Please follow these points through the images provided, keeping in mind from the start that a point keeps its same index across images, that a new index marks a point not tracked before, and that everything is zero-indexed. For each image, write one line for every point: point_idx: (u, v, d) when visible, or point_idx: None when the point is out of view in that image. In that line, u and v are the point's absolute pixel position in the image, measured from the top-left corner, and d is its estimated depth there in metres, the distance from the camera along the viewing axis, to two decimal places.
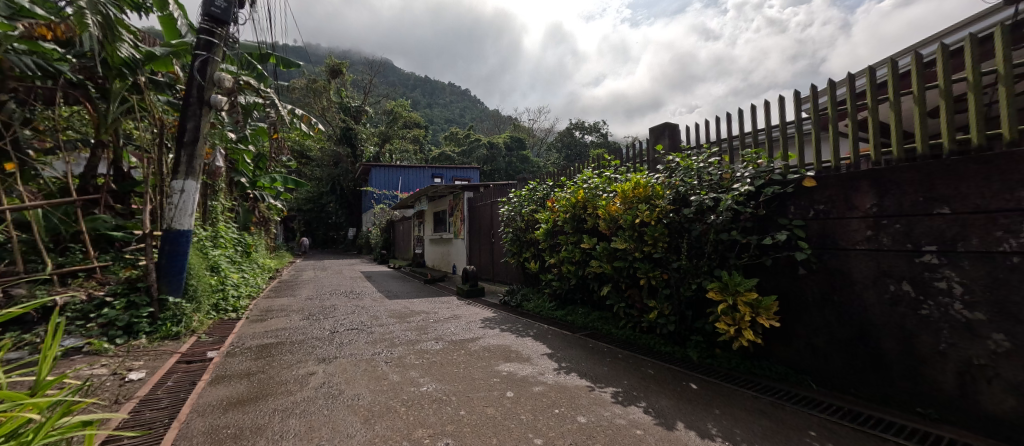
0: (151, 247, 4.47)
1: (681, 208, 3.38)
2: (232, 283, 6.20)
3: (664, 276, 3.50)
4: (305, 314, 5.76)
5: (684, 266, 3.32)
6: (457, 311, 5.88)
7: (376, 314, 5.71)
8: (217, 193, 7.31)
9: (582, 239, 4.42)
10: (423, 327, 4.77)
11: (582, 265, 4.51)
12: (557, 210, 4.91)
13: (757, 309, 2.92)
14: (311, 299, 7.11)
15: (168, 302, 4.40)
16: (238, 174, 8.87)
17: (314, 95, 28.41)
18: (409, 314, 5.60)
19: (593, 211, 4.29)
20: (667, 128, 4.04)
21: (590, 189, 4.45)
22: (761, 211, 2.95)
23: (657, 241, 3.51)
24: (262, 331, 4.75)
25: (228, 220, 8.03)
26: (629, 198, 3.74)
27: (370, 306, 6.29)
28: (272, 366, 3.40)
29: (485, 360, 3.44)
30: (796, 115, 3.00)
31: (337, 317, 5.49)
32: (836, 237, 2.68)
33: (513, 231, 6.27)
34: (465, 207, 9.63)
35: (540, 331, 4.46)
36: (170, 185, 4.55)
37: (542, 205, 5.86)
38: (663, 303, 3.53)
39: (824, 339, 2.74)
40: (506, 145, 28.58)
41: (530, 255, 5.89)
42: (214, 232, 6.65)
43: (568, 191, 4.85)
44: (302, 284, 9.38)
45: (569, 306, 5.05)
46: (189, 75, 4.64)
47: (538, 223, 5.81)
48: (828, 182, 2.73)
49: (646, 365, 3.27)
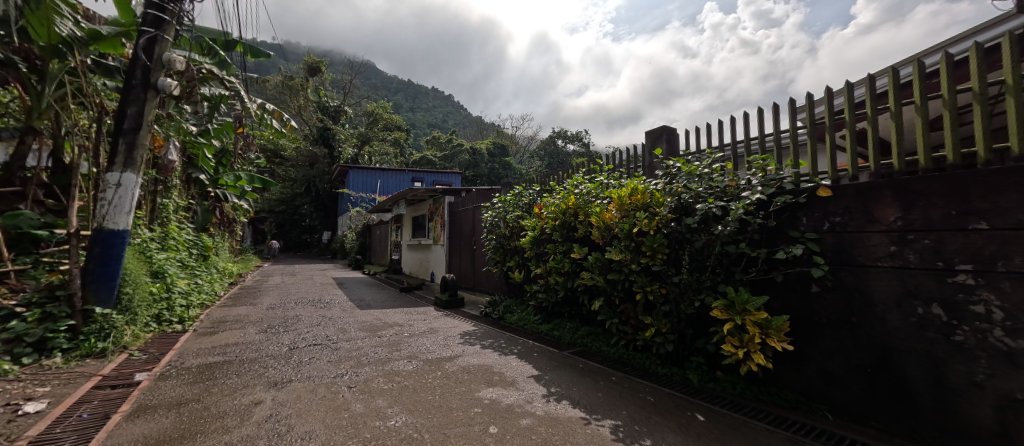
0: (78, 249, 3.85)
1: (683, 217, 3.11)
2: (180, 291, 5.54)
3: (663, 291, 3.21)
4: (264, 326, 5.18)
5: (685, 280, 3.04)
6: (434, 323, 5.44)
7: (345, 326, 5.20)
8: (170, 190, 6.63)
9: (572, 248, 4.11)
10: (396, 343, 4.31)
11: (571, 277, 4.18)
12: (546, 216, 4.58)
13: (767, 330, 2.65)
14: (273, 308, 6.49)
15: (95, 314, 3.77)
16: (198, 171, 8.16)
17: (291, 93, 27.37)
18: (381, 327, 5.12)
19: (585, 218, 3.97)
20: (665, 132, 3.79)
21: (582, 195, 4.15)
22: (771, 222, 2.71)
23: (656, 252, 3.21)
24: (209, 346, 4.17)
25: (183, 220, 7.31)
26: (625, 205, 3.45)
27: (338, 318, 5.76)
28: (212, 393, 2.88)
29: (465, 384, 3.03)
30: (808, 120, 2.79)
31: (299, 330, 4.94)
32: (854, 253, 2.44)
33: (496, 239, 5.90)
34: (445, 212, 9.19)
35: (525, 349, 4.08)
36: (104, 177, 3.94)
37: (528, 211, 5.53)
38: (661, 321, 3.23)
39: (839, 364, 2.49)
40: (489, 152, 28.31)
41: (514, 265, 5.53)
42: (162, 234, 5.98)
43: (558, 197, 4.53)
44: (266, 292, 8.67)
45: (556, 319, 4.72)
46: (132, 54, 4.07)
47: (523, 231, 5.47)
48: (845, 192, 2.49)
49: (644, 391, 2.95)
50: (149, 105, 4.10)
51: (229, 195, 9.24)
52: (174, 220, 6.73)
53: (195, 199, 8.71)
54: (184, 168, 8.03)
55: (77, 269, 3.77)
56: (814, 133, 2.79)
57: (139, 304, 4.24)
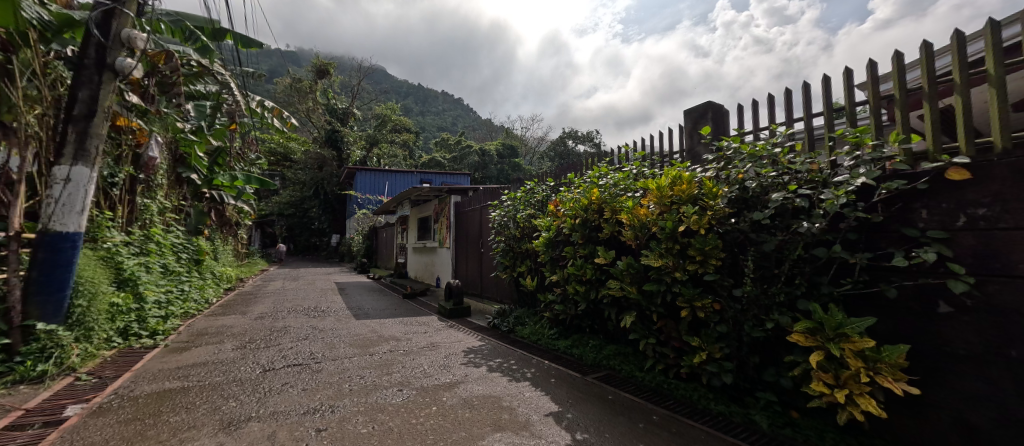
0: (17, 255, 3.30)
1: (745, 212, 2.41)
2: (156, 300, 5.00)
3: (717, 307, 2.51)
4: (245, 340, 4.60)
5: (751, 294, 2.33)
6: (436, 337, 4.81)
7: (335, 340, 4.60)
8: (157, 190, 6.16)
9: (596, 251, 3.42)
10: (389, 363, 3.68)
11: (595, 286, 3.49)
12: (563, 215, 3.90)
13: (874, 363, 1.94)
14: (262, 318, 5.94)
15: (37, 331, 3.22)
16: (189, 170, 7.69)
17: (301, 96, 27.40)
18: (375, 342, 4.51)
19: (612, 216, 3.27)
20: (711, 109, 3.09)
21: (606, 188, 3.47)
22: (877, 216, 1.99)
23: (708, 257, 2.51)
24: (173, 367, 3.60)
25: (172, 222, 6.85)
26: (665, 199, 2.73)
27: (330, 329, 5.16)
28: (147, 436, 2.28)
29: (465, 427, 2.37)
30: (923, 78, 2.05)
31: (281, 345, 4.35)
32: (1011, 259, 1.69)
33: (506, 241, 5.24)
34: (451, 213, 8.59)
35: (540, 373, 3.40)
36: (51, 172, 3.39)
37: (541, 210, 4.89)
38: (715, 345, 2.53)
39: (990, 417, 1.74)
40: (498, 153, 27.86)
41: (525, 271, 4.87)
42: (140, 236, 5.45)
43: (577, 191, 3.86)
44: (262, 298, 8.16)
45: (575, 335, 4.05)
46: (85, 30, 3.54)
47: (535, 231, 4.82)
48: (994, 172, 1.75)
49: (699, 439, 2.24)
50: (105, 89, 3.57)
51: (225, 196, 8.79)
52: (159, 222, 6.23)
53: (188, 199, 8.28)
54: (174, 167, 7.57)
55: (15, 278, 3.22)
56: (932, 96, 2.04)
57: (96, 318, 3.70)
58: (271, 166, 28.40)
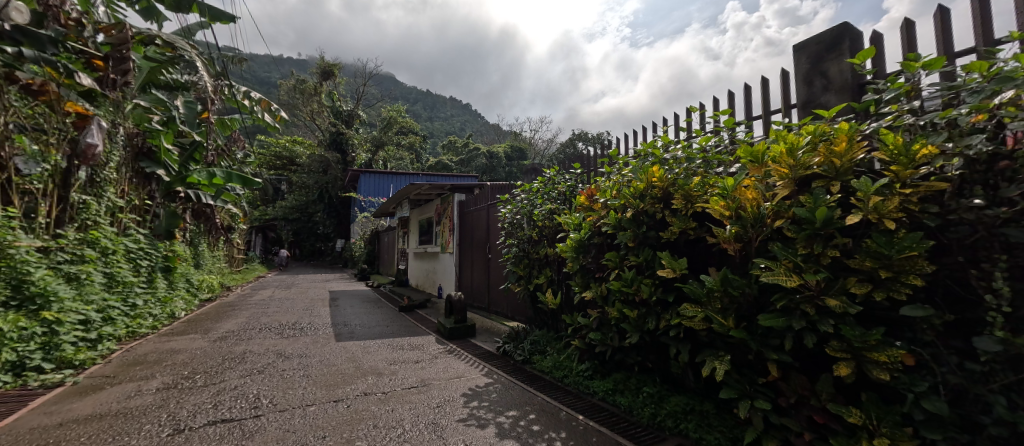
0: None
1: (986, 188, 1.27)
2: (81, 319, 3.98)
3: (914, 362, 1.36)
4: (182, 374, 3.54)
5: (1014, 345, 1.17)
6: (429, 369, 3.72)
7: (297, 375, 3.52)
8: (107, 187, 5.22)
9: (657, 258, 2.31)
10: (357, 420, 2.58)
11: (656, 312, 2.35)
12: (603, 208, 2.78)
13: None
14: (224, 339, 4.90)
15: None
16: (155, 166, 6.69)
17: (303, 97, 26.73)
18: (350, 378, 3.42)
19: (688, 205, 2.13)
20: (848, 33, 1.98)
21: (672, 165, 2.35)
22: None
23: (899, 273, 1.36)
24: (50, 426, 2.52)
25: (130, 225, 5.91)
26: (800, 173, 1.58)
27: (298, 357, 4.09)
28: None
29: None
30: None
31: (223, 384, 3.25)
32: None
33: (519, 245, 4.18)
34: (454, 213, 7.53)
35: (576, 442, 2.26)
36: None
37: (564, 206, 3.82)
38: (907, 431, 1.38)
39: None
40: (506, 155, 26.91)
41: (544, 283, 3.78)
42: (72, 239, 4.45)
43: (623, 173, 2.75)
44: (238, 311, 7.12)
45: (617, 374, 2.92)
46: None
47: (557, 232, 3.75)
48: None
49: None
50: None
51: (203, 196, 7.79)
52: (108, 224, 5.24)
53: (159, 199, 7.32)
54: (136, 160, 6.58)
55: None
56: None
57: None
58: (274, 170, 27.73)
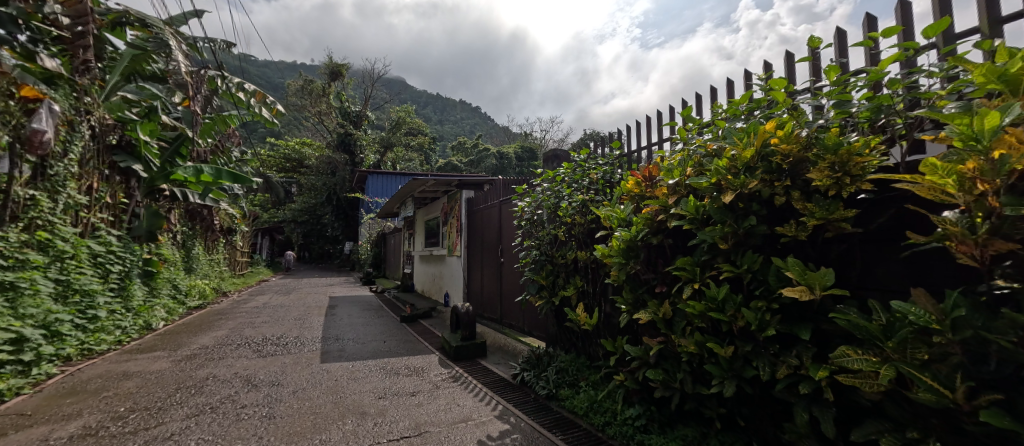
0: None
1: None
2: (9, 339, 3.25)
3: None
4: (116, 412, 2.78)
5: None
6: (428, 406, 2.91)
7: (258, 415, 2.73)
8: (67, 182, 4.61)
9: (773, 267, 1.46)
10: None
11: (769, 350, 1.50)
12: (670, 193, 1.94)
13: None
14: (191, 358, 4.16)
15: None
16: (133, 160, 6.12)
17: (311, 99, 26.30)
18: (325, 421, 2.62)
19: (841, 182, 1.29)
20: None
21: (795, 122, 1.51)
22: None
23: None
24: None
25: (99, 226, 5.25)
26: None
27: (269, 386, 3.32)
28: None
29: None
30: None
31: (158, 430, 2.48)
32: None
33: (540, 247, 3.36)
34: (462, 212, 6.72)
35: None
36: None
37: (598, 197, 2.99)
38: None
39: None
40: (517, 155, 25.88)
41: (574, 297, 2.95)
42: (13, 242, 3.75)
43: (703, 141, 1.90)
44: (223, 321, 6.43)
45: (687, 428, 2.05)
46: None
47: (591, 231, 2.93)
48: None
49: None
50: None
51: (190, 195, 7.16)
52: (65, 223, 4.55)
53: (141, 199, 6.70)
54: (111, 153, 5.96)
55: None
56: None
57: None
58: (284, 172, 27.51)
